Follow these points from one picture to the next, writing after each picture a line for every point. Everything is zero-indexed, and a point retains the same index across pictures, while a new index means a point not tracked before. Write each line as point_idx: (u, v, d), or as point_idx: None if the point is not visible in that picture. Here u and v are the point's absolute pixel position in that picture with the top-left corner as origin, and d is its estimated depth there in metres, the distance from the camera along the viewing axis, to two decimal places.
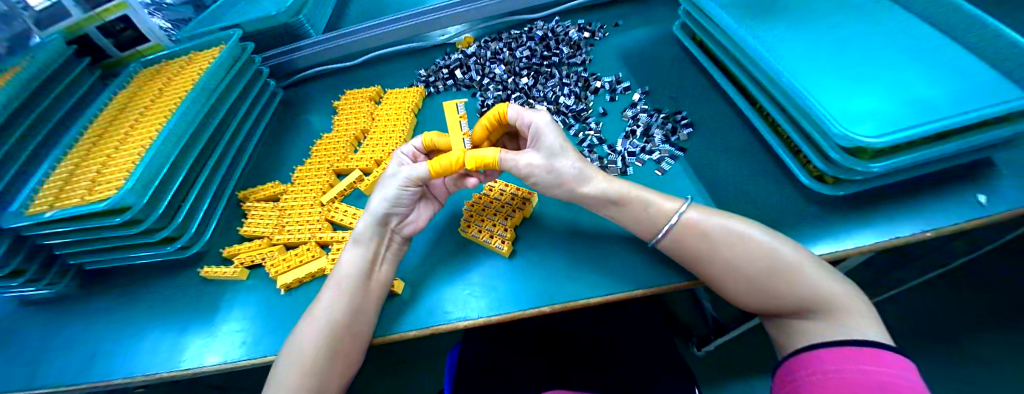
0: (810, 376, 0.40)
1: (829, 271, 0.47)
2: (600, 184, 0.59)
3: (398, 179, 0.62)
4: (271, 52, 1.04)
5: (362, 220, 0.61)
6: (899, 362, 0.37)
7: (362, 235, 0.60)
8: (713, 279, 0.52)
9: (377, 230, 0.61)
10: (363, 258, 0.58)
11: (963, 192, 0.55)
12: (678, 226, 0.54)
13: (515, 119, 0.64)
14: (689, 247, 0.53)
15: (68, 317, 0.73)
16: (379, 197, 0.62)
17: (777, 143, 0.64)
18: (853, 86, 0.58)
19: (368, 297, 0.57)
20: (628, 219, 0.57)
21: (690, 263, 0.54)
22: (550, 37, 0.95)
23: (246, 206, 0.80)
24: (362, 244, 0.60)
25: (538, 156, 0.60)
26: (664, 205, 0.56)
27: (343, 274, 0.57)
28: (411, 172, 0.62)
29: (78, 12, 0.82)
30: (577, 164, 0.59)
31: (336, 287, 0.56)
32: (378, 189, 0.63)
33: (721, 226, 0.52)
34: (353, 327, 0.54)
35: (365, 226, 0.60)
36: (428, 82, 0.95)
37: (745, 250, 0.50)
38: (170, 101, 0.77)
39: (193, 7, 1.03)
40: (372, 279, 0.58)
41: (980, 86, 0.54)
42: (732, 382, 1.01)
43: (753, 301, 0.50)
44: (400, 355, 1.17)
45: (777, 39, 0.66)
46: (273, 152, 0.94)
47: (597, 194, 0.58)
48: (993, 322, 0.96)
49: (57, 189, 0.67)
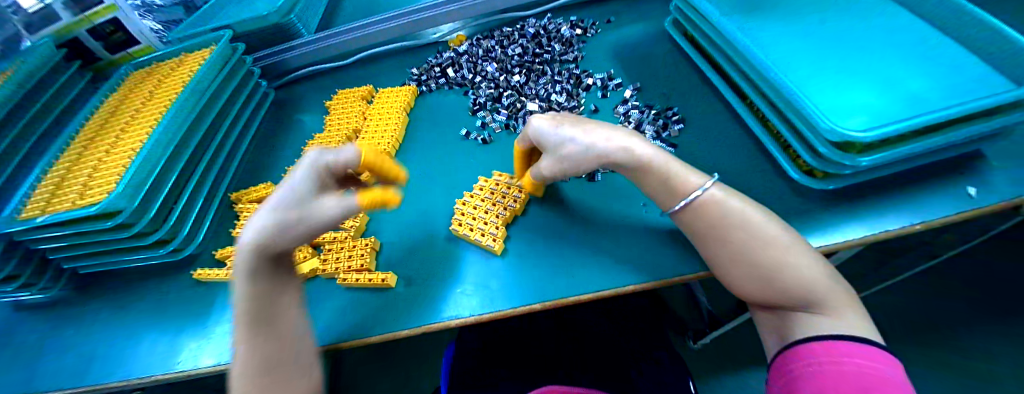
0: (808, 367, 0.41)
1: (834, 276, 0.47)
2: (620, 141, 0.56)
3: (312, 212, 0.49)
4: (263, 52, 1.03)
5: (242, 254, 0.46)
6: (885, 359, 0.40)
7: (250, 270, 0.47)
8: (723, 265, 0.51)
9: (261, 263, 0.47)
10: (260, 295, 0.48)
11: (953, 185, 0.55)
12: (700, 200, 0.51)
13: (523, 141, 0.66)
14: (705, 225, 0.51)
15: (63, 321, 0.73)
16: (278, 232, 0.47)
17: (768, 138, 0.63)
18: (843, 80, 0.58)
19: (288, 320, 0.50)
20: (655, 186, 0.55)
21: (703, 240, 0.52)
22: (541, 34, 0.95)
23: (238, 208, 0.80)
24: (252, 281, 0.48)
25: (549, 159, 0.60)
26: (687, 178, 0.53)
27: (245, 314, 0.47)
28: (331, 205, 0.51)
29: (67, 15, 0.81)
30: (583, 143, 0.57)
31: (243, 328, 0.48)
32: (260, 215, 0.47)
33: (741, 214, 0.50)
34: (291, 349, 0.49)
35: (247, 262, 0.46)
36: (420, 80, 0.94)
37: (761, 241, 0.48)
38: (160, 104, 0.77)
39: (184, 8, 1.03)
40: (279, 310, 0.50)
41: (969, 79, 0.54)
42: (728, 376, 1.02)
43: (754, 289, 0.48)
44: (397, 355, 1.17)
45: (766, 34, 0.66)
46: (265, 152, 0.94)
47: (621, 155, 0.56)
48: (986, 313, 0.97)
49: (49, 194, 0.66)
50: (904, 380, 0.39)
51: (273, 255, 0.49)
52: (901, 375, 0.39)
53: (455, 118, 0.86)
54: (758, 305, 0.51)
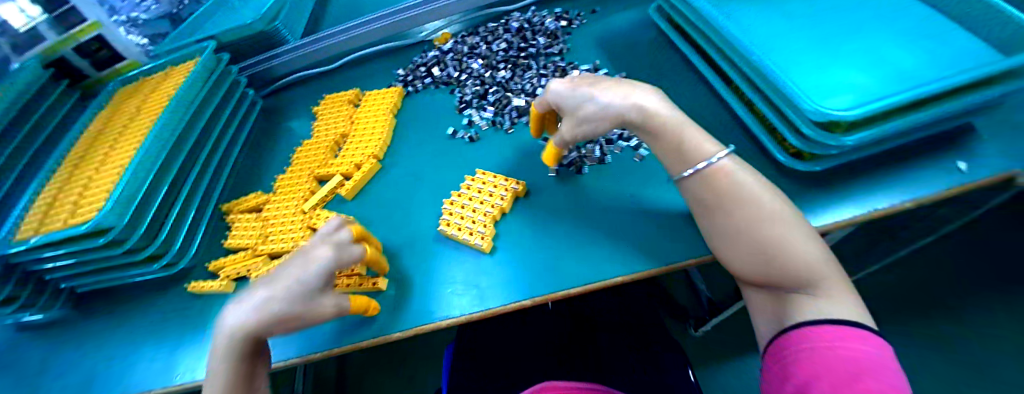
0: (800, 353, 0.39)
1: (833, 262, 0.45)
2: (637, 100, 0.54)
3: (311, 313, 0.49)
4: (248, 61, 1.03)
5: (233, 339, 0.45)
6: (879, 345, 0.38)
7: (233, 352, 0.46)
8: (726, 238, 0.49)
9: (247, 349, 0.47)
10: (238, 372, 0.47)
11: (943, 160, 0.54)
12: (712, 168, 0.49)
13: (544, 106, 0.65)
14: (711, 195, 0.50)
15: (65, 339, 0.74)
16: (274, 325, 0.47)
17: (753, 122, 0.63)
18: (828, 60, 0.57)
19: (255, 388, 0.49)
20: (666, 149, 0.54)
21: (707, 211, 0.50)
22: (526, 28, 0.94)
23: (230, 218, 0.81)
24: (233, 360, 0.46)
25: (571, 120, 0.60)
26: (700, 143, 0.52)
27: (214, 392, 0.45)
28: (329, 307, 0.50)
29: (53, 35, 0.81)
30: (600, 101, 0.56)
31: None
32: (260, 310, 0.45)
33: (751, 185, 0.48)
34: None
35: (235, 346, 0.46)
36: (407, 81, 0.94)
37: (768, 215, 0.46)
38: (146, 119, 0.77)
39: (170, 21, 1.00)
40: (254, 380, 0.49)
41: (956, 51, 0.53)
42: (730, 363, 1.01)
43: (759, 268, 0.46)
44: (399, 358, 1.17)
45: (749, 17, 0.65)
46: (256, 162, 0.94)
47: (636, 114, 0.54)
48: (987, 287, 0.96)
49: (42, 214, 0.67)
50: (898, 367, 0.37)
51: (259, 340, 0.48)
52: (894, 360, 0.37)
53: (442, 118, 0.86)
54: (756, 286, 0.49)
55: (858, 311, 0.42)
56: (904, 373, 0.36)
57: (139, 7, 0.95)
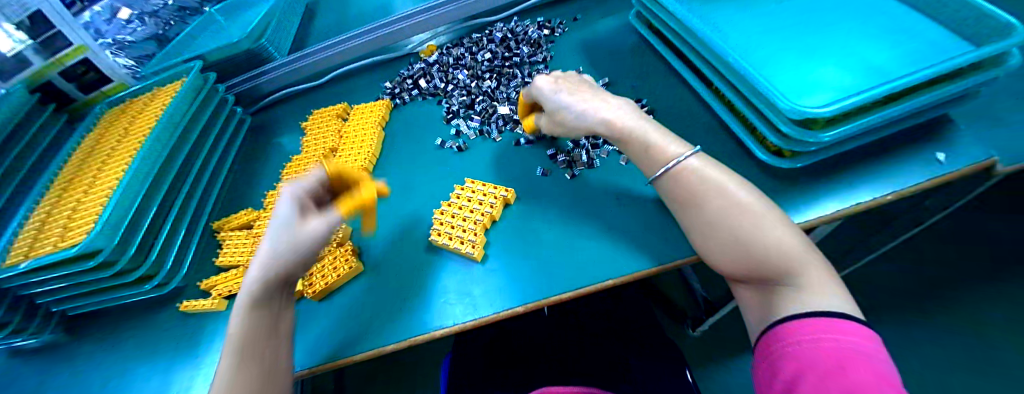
0: (785, 348, 0.40)
1: (811, 248, 0.46)
2: (605, 114, 0.60)
3: (304, 234, 0.55)
4: (235, 79, 1.04)
5: (253, 282, 0.52)
6: (863, 332, 0.38)
7: (256, 297, 0.52)
8: (699, 232, 0.51)
9: (272, 290, 0.53)
10: (259, 326, 0.52)
11: (921, 152, 0.55)
12: (676, 167, 0.53)
13: (528, 96, 0.72)
14: (682, 192, 0.52)
15: (54, 365, 0.72)
16: (279, 256, 0.53)
17: (734, 122, 0.64)
18: (804, 58, 0.58)
19: (277, 346, 0.53)
20: (636, 152, 0.58)
21: (681, 207, 0.52)
22: (509, 38, 0.96)
23: (220, 236, 0.80)
24: (256, 307, 0.52)
25: (549, 119, 0.68)
26: (667, 147, 0.55)
27: (241, 336, 0.50)
28: (316, 226, 0.56)
29: (39, 60, 0.81)
30: (575, 111, 0.62)
31: (234, 352, 0.50)
32: (262, 248, 0.54)
33: (717, 178, 0.50)
34: (273, 380, 0.50)
35: (257, 290, 0.52)
36: (394, 94, 0.95)
37: (734, 205, 0.48)
38: (135, 140, 0.77)
39: (157, 42, 1.01)
40: (276, 332, 0.53)
41: (928, 45, 0.54)
42: (728, 360, 1.02)
43: (735, 258, 0.47)
44: (397, 370, 1.16)
45: (726, 20, 0.67)
46: (246, 179, 0.94)
47: (604, 124, 0.60)
48: (977, 275, 0.97)
49: (30, 239, 0.66)
50: (887, 356, 0.37)
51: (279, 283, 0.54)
52: (878, 346, 0.37)
53: (430, 128, 0.87)
54: (742, 283, 0.49)
55: (846, 302, 0.42)
56: (892, 362, 0.36)
57: (125, 30, 0.94)
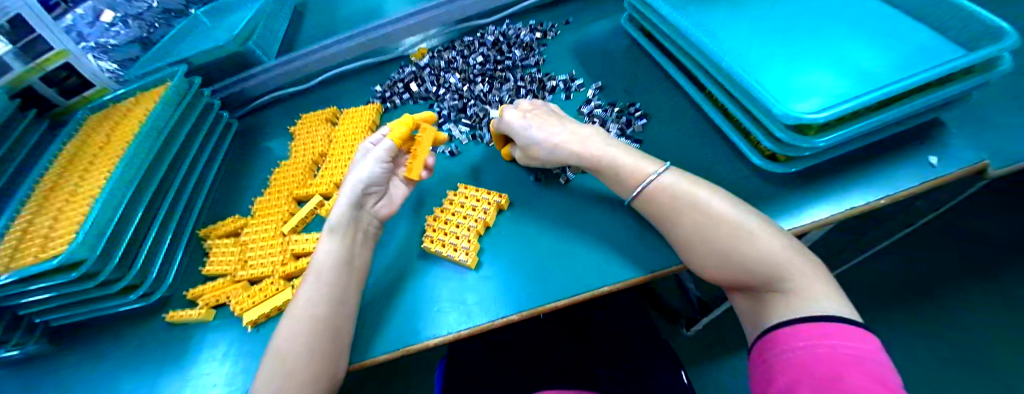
0: (773, 356, 0.40)
1: (795, 245, 0.46)
2: (575, 146, 0.62)
3: (370, 159, 0.65)
4: (222, 83, 1.02)
5: (339, 206, 0.62)
6: (851, 334, 0.37)
7: (340, 221, 0.60)
8: (682, 245, 0.51)
9: (352, 214, 0.62)
10: (339, 256, 0.58)
11: (913, 155, 0.55)
12: (649, 188, 0.55)
13: (495, 129, 0.73)
14: (659, 208, 0.54)
15: (35, 379, 0.70)
16: (354, 178, 0.64)
17: (728, 127, 0.64)
18: (797, 62, 0.58)
19: (349, 288, 0.56)
20: (610, 177, 0.59)
21: (660, 223, 0.54)
22: (501, 41, 0.95)
23: (207, 244, 0.79)
24: (339, 234, 0.59)
25: (522, 154, 0.68)
26: (641, 167, 0.56)
27: (321, 266, 0.56)
28: (383, 151, 0.66)
29: (19, 65, 0.78)
30: (546, 147, 0.64)
31: (315, 282, 0.55)
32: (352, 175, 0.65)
33: (690, 193, 0.51)
34: (336, 318, 0.53)
35: (341, 213, 0.61)
36: (385, 97, 0.94)
37: (710, 217, 0.49)
38: (118, 146, 0.75)
39: (140, 45, 0.99)
40: (351, 265, 0.58)
41: (917, 49, 0.54)
42: (724, 360, 1.02)
43: (721, 267, 0.48)
44: (391, 377, 1.15)
45: (719, 24, 0.66)
46: (234, 185, 0.92)
47: (577, 155, 0.62)
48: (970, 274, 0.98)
49: (10, 250, 0.64)
50: (888, 361, 0.36)
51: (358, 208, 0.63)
52: (868, 346, 0.36)
53: None
54: (736, 290, 0.49)
55: (844, 306, 0.41)
56: (894, 367, 0.35)
57: (109, 33, 0.92)
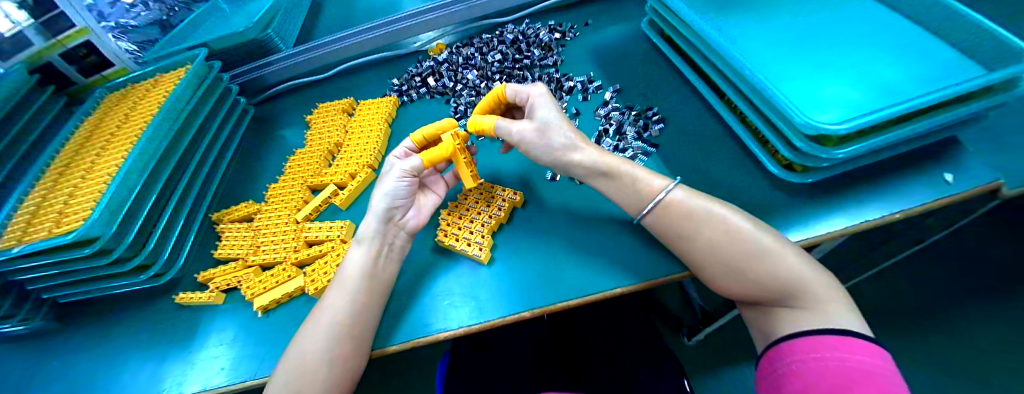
0: (774, 371, 0.41)
1: (808, 258, 0.46)
2: (592, 153, 0.60)
3: (393, 173, 0.64)
4: (239, 69, 1.03)
5: (367, 221, 0.61)
6: (844, 342, 0.38)
7: (366, 234, 0.60)
8: (696, 265, 0.51)
9: (382, 229, 0.61)
10: (363, 265, 0.57)
11: (930, 172, 0.55)
12: (659, 206, 0.54)
13: (514, 96, 0.69)
14: (672, 227, 0.53)
15: (43, 354, 0.70)
16: (379, 194, 0.63)
17: (746, 135, 0.64)
18: (819, 74, 0.59)
19: (372, 299, 0.56)
20: (615, 191, 0.59)
21: (674, 243, 0.53)
22: (520, 40, 0.96)
23: (220, 228, 0.79)
24: (366, 244, 0.59)
25: (532, 124, 0.64)
26: (649, 183, 0.56)
27: (345, 274, 0.57)
28: (404, 169, 0.64)
29: (39, 40, 0.80)
30: (569, 135, 0.62)
31: (340, 288, 0.56)
32: (375, 193, 0.63)
33: (705, 212, 0.51)
34: (354, 326, 0.53)
35: (370, 226, 0.61)
36: (402, 91, 0.95)
37: (726, 235, 0.48)
38: (136, 126, 0.75)
39: (159, 27, 0.96)
40: (376, 271, 0.58)
41: (938, 64, 0.55)
42: (728, 369, 1.02)
43: (736, 286, 0.48)
44: (399, 372, 1.15)
45: (739, 32, 0.67)
46: (248, 171, 0.93)
47: (588, 163, 0.60)
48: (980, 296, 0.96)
49: (24, 222, 0.64)
50: (899, 375, 0.36)
51: (387, 221, 0.62)
52: (861, 354, 0.37)
53: None
54: (748, 303, 0.49)
55: (861, 323, 0.41)
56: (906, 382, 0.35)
57: (129, 14, 0.89)
